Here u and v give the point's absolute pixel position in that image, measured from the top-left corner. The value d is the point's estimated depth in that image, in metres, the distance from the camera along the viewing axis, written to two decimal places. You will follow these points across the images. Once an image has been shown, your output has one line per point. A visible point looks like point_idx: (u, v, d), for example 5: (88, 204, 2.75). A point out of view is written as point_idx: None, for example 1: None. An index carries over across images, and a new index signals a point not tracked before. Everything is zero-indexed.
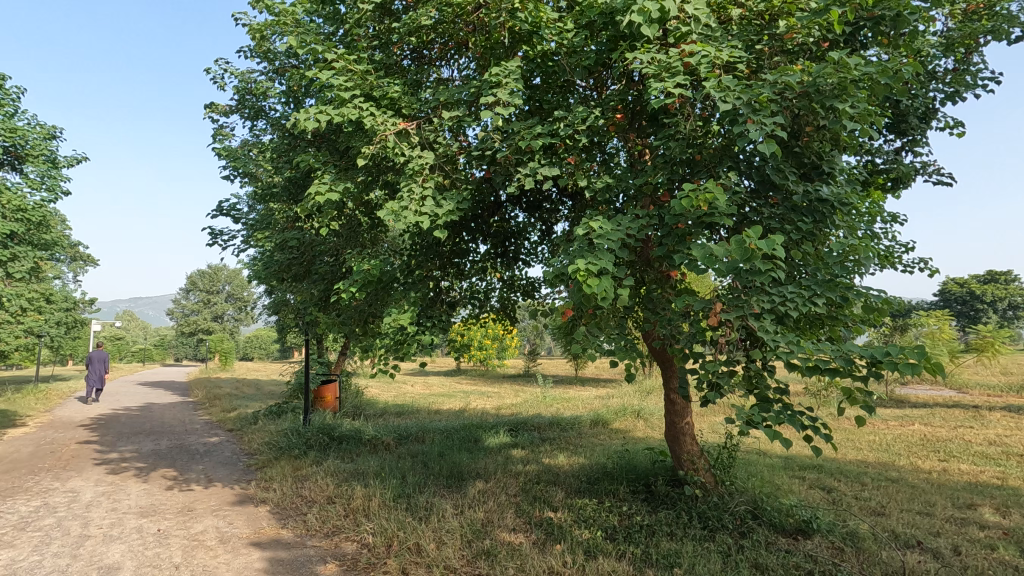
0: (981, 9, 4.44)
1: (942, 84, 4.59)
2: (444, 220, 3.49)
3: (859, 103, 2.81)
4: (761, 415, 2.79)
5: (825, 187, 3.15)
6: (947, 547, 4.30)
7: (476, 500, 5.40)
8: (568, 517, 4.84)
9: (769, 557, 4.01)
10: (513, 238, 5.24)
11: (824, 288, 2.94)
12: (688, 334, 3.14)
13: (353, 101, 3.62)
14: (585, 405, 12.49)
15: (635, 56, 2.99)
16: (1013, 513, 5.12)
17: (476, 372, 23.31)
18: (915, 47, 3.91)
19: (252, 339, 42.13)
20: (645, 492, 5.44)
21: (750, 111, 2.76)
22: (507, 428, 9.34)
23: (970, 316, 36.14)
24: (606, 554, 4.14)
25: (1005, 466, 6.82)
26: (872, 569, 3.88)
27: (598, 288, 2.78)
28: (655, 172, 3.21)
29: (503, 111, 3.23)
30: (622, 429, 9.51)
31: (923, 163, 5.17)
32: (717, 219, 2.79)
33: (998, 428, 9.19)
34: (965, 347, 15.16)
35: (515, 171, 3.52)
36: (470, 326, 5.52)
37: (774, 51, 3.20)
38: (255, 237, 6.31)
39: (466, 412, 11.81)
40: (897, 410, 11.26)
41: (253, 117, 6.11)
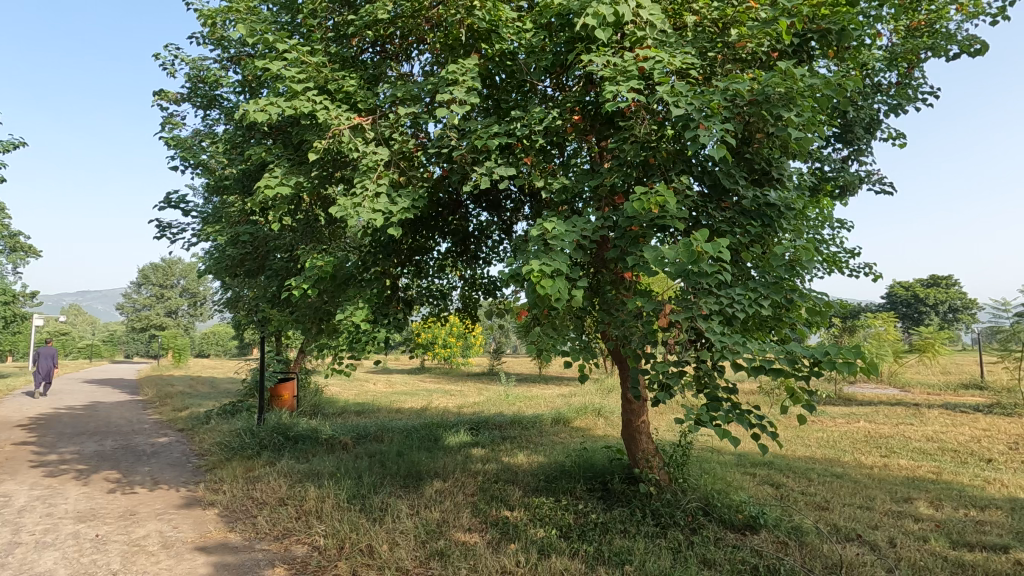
0: (923, 26, 4.62)
1: (886, 96, 4.79)
2: (399, 218, 3.43)
3: (805, 112, 2.90)
4: (710, 415, 2.84)
5: (773, 192, 3.24)
6: (884, 539, 4.51)
7: (433, 500, 5.37)
8: (524, 517, 4.84)
9: (717, 553, 4.13)
10: (475, 237, 5.19)
11: (770, 290, 3.03)
12: (640, 335, 3.18)
13: (306, 93, 3.54)
14: (547, 404, 12.56)
15: (591, 59, 3.00)
16: (945, 507, 5.39)
17: (440, 370, 23.17)
18: (860, 60, 4.10)
19: (209, 335, 40.80)
20: (601, 490, 5.51)
21: (702, 117, 2.80)
22: (468, 427, 9.31)
23: (913, 319, 38.01)
24: (560, 552, 4.18)
25: (940, 462, 7.18)
26: (813, 562, 4.03)
27: (552, 289, 2.78)
28: (611, 174, 3.24)
29: (459, 109, 3.20)
30: (583, 427, 9.60)
31: (867, 172, 5.39)
32: (668, 222, 2.83)
33: (935, 425, 9.70)
34: (909, 347, 15.92)
35: (471, 170, 3.49)
36: (428, 325, 5.50)
37: (726, 58, 3.26)
38: (206, 230, 6.08)
39: (427, 410, 11.74)
40: (845, 407, 11.76)
41: (206, 106, 5.88)
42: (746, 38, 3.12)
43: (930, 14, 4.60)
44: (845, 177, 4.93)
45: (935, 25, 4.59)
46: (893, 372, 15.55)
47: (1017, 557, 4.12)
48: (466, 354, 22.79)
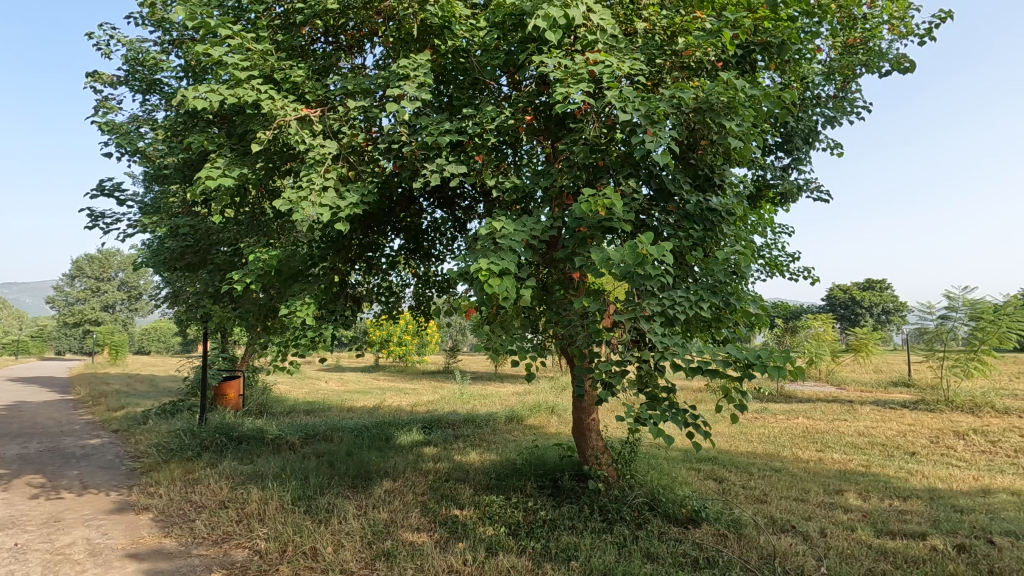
0: (858, 43, 4.83)
1: (824, 108, 5.01)
2: (347, 214, 3.36)
3: (744, 122, 3.03)
4: (649, 412, 2.93)
5: (715, 198, 3.35)
6: (816, 529, 4.74)
7: (382, 500, 5.30)
8: (473, 515, 4.84)
9: (660, 546, 4.24)
10: (428, 234, 5.14)
11: (709, 293, 3.14)
12: (586, 335, 3.24)
13: (250, 82, 3.41)
14: (501, 402, 12.56)
15: (543, 60, 3.01)
16: (872, 497, 5.73)
17: (395, 368, 22.82)
18: (800, 73, 4.28)
19: (149, 331, 38.90)
20: (551, 487, 5.56)
21: (649, 122, 2.87)
22: (421, 425, 9.23)
23: (850, 320, 40.12)
24: (507, 550, 4.21)
25: (869, 455, 7.62)
26: (750, 553, 4.19)
27: (500, 289, 2.79)
28: (561, 175, 3.28)
29: (410, 104, 3.16)
30: (536, 425, 9.66)
31: (806, 180, 5.63)
32: (614, 224, 2.89)
33: (866, 420, 10.28)
34: (846, 347, 16.82)
35: (421, 166, 3.46)
36: (379, 323, 5.43)
37: (673, 66, 3.34)
38: (143, 221, 5.77)
39: (379, 409, 11.53)
40: (786, 404, 12.32)
41: (144, 91, 5.58)
42: (693, 47, 3.20)
43: (865, 32, 4.81)
44: (784, 186, 5.10)
45: (869, 43, 4.80)
46: (831, 371, 16.34)
47: (933, 543, 4.42)
48: (421, 352, 22.48)
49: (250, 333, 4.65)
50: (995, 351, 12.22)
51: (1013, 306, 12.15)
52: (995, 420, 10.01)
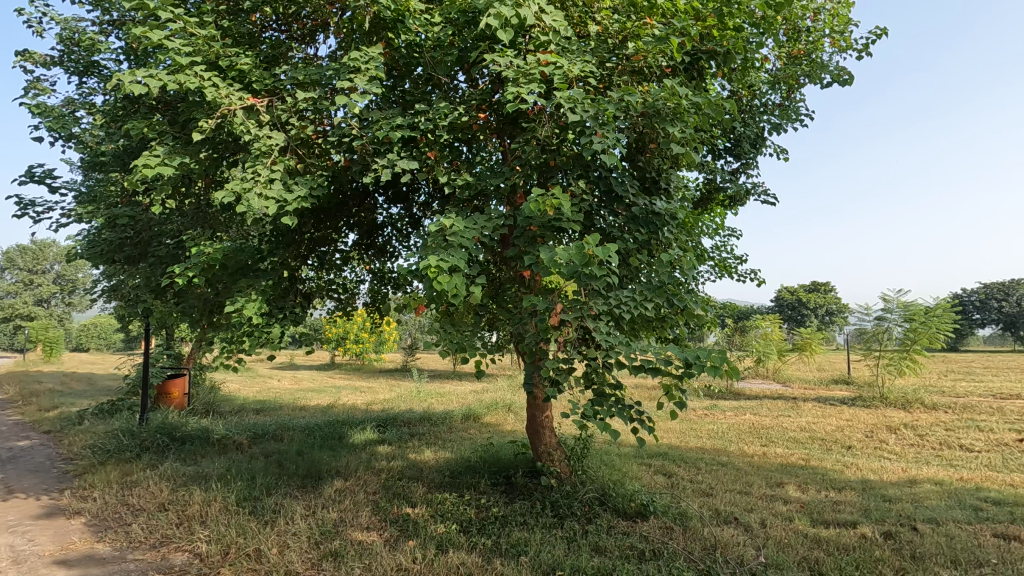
0: (803, 55, 4.99)
1: (771, 116, 5.21)
2: (294, 207, 3.28)
3: (687, 128, 3.14)
4: (594, 409, 3.00)
5: (661, 201, 3.46)
6: (756, 520, 4.94)
7: (331, 499, 5.21)
8: (425, 513, 4.82)
9: (609, 540, 4.33)
10: (383, 230, 5.08)
11: (653, 293, 3.24)
12: (534, 332, 3.29)
13: (192, 68, 3.29)
14: (458, 400, 12.51)
15: (494, 58, 3.03)
16: (810, 489, 6.01)
17: (351, 366, 22.37)
18: (748, 80, 4.44)
19: (88, 327, 36.87)
20: (504, 484, 5.58)
21: (598, 125, 2.94)
22: (376, 424, 9.11)
23: (797, 320, 41.89)
24: (458, 547, 4.21)
25: (809, 449, 7.99)
26: (693, 544, 4.33)
27: (448, 286, 2.79)
28: (512, 174, 3.31)
29: (360, 97, 3.12)
30: (492, 423, 9.67)
31: (754, 184, 5.83)
32: (562, 223, 2.94)
33: (808, 416, 10.76)
34: (791, 346, 17.55)
35: (372, 161, 3.42)
36: (331, 320, 5.34)
37: (623, 70, 3.42)
38: (78, 210, 5.47)
39: (333, 408, 11.29)
40: (734, 401, 12.76)
41: (80, 73, 5.28)
42: (642, 52, 3.30)
43: (809, 44, 4.98)
44: (733, 189, 5.25)
45: (812, 55, 4.96)
46: (777, 369, 16.99)
47: (863, 531, 4.67)
48: (378, 349, 22.11)
49: (193, 329, 4.49)
50: (925, 351, 12.98)
51: (942, 308, 12.94)
52: (924, 415, 10.65)
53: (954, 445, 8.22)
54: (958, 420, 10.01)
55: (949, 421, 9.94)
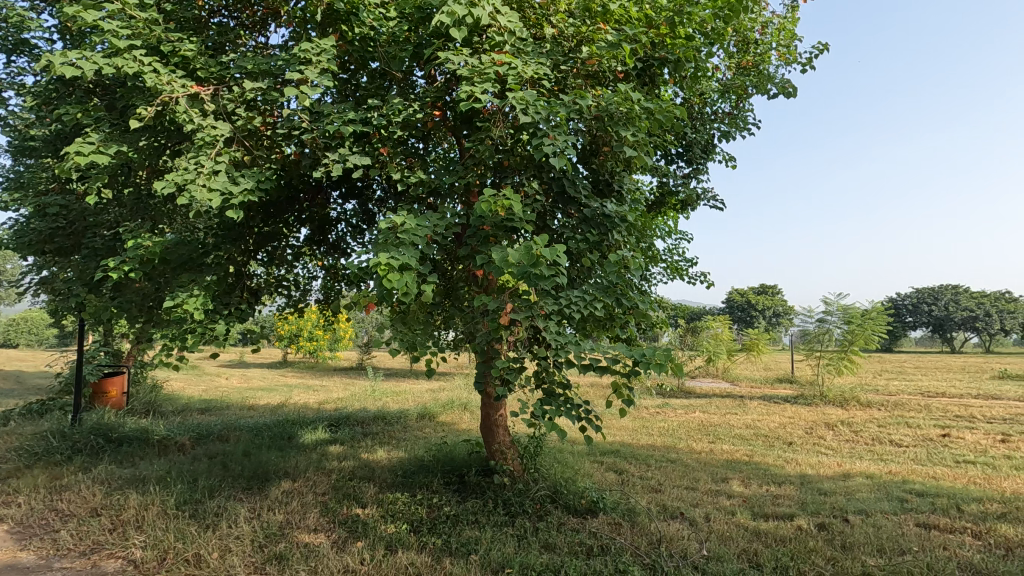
0: (751, 66, 5.17)
1: (720, 123, 5.38)
2: (239, 200, 3.17)
3: (638, 133, 3.22)
4: (544, 408, 3.04)
5: (612, 203, 3.53)
6: (701, 515, 5.11)
7: (278, 501, 5.08)
8: (375, 513, 4.75)
9: (558, 537, 4.39)
10: (336, 226, 4.99)
11: (603, 294, 3.30)
12: (485, 332, 3.30)
13: (131, 52, 3.13)
14: (414, 399, 12.40)
15: (448, 56, 3.02)
16: (753, 484, 6.26)
17: (304, 364, 21.82)
18: (698, 87, 4.57)
19: (17, 322, 34.57)
20: (457, 483, 5.56)
21: (551, 126, 2.97)
22: (328, 424, 8.92)
23: (746, 321, 43.51)
24: (407, 547, 4.18)
25: (753, 446, 8.32)
26: (640, 539, 4.44)
27: (398, 284, 2.76)
28: (465, 173, 3.32)
29: (310, 90, 3.05)
30: (448, 422, 9.63)
31: (704, 190, 6.01)
32: (514, 223, 2.96)
33: (754, 414, 11.20)
34: (740, 346, 18.20)
35: (323, 155, 3.35)
36: (281, 317, 5.20)
37: (577, 73, 3.47)
38: (4, 197, 5.12)
39: (283, 407, 10.98)
40: (685, 400, 13.15)
41: (8, 51, 4.96)
42: (595, 57, 3.35)
43: (757, 55, 5.15)
44: (684, 193, 5.39)
45: (760, 67, 5.17)
46: (726, 368, 17.60)
47: (799, 523, 4.90)
48: (333, 347, 21.67)
49: (131, 325, 4.28)
50: (862, 352, 13.72)
51: (877, 311, 13.71)
52: (859, 412, 11.24)
53: (885, 440, 8.72)
54: (889, 416, 10.63)
55: (881, 417, 10.54)
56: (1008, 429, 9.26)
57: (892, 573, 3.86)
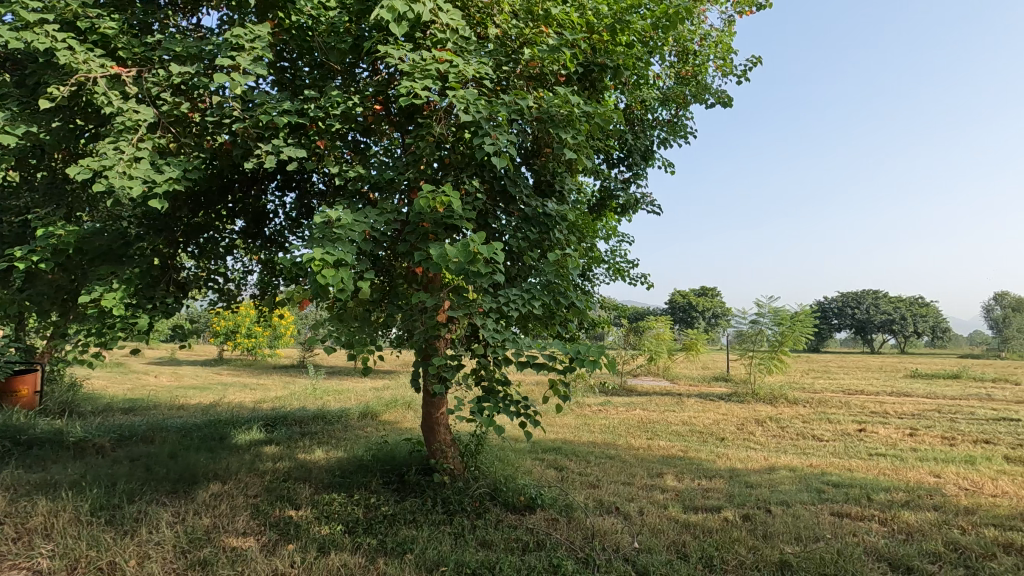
0: (690, 76, 5.36)
1: (660, 130, 5.55)
2: (163, 189, 3.01)
3: (578, 136, 3.28)
4: (481, 405, 3.05)
5: (552, 203, 3.57)
6: (635, 509, 5.27)
7: (206, 504, 4.88)
8: (309, 515, 4.64)
9: (495, 534, 4.42)
10: (272, 219, 4.81)
11: (542, 292, 3.34)
12: (423, 330, 3.28)
13: (43, 26, 2.92)
14: (357, 397, 12.16)
15: (389, 51, 2.98)
16: (686, 478, 6.52)
17: (241, 361, 20.94)
18: (640, 93, 4.70)
19: None
20: (396, 482, 5.49)
21: (491, 125, 2.98)
22: (263, 424, 8.61)
23: (686, 321, 45.18)
24: (341, 548, 4.11)
25: (688, 442, 8.65)
26: (575, 534, 4.53)
27: (333, 280, 2.70)
28: (405, 169, 3.28)
29: (242, 77, 2.93)
30: (390, 421, 9.49)
31: (643, 195, 6.18)
32: (452, 220, 2.95)
33: (690, 411, 11.64)
34: (680, 346, 18.87)
35: (255, 146, 3.23)
36: (213, 312, 4.99)
37: (519, 74, 3.50)
38: None
39: (216, 407, 10.52)
40: (626, 397, 13.53)
41: None
42: (538, 59, 3.39)
43: (695, 65, 5.35)
44: (624, 197, 5.52)
45: (698, 78, 5.36)
46: (666, 367, 18.23)
47: (726, 514, 5.14)
48: (273, 344, 20.96)
49: (42, 319, 3.99)
50: (791, 352, 14.51)
51: (805, 314, 14.52)
52: (786, 409, 11.90)
53: (808, 435, 9.27)
54: (812, 413, 11.30)
55: (806, 414, 11.19)
56: (916, 423, 10.05)
57: (806, 558, 4.12)
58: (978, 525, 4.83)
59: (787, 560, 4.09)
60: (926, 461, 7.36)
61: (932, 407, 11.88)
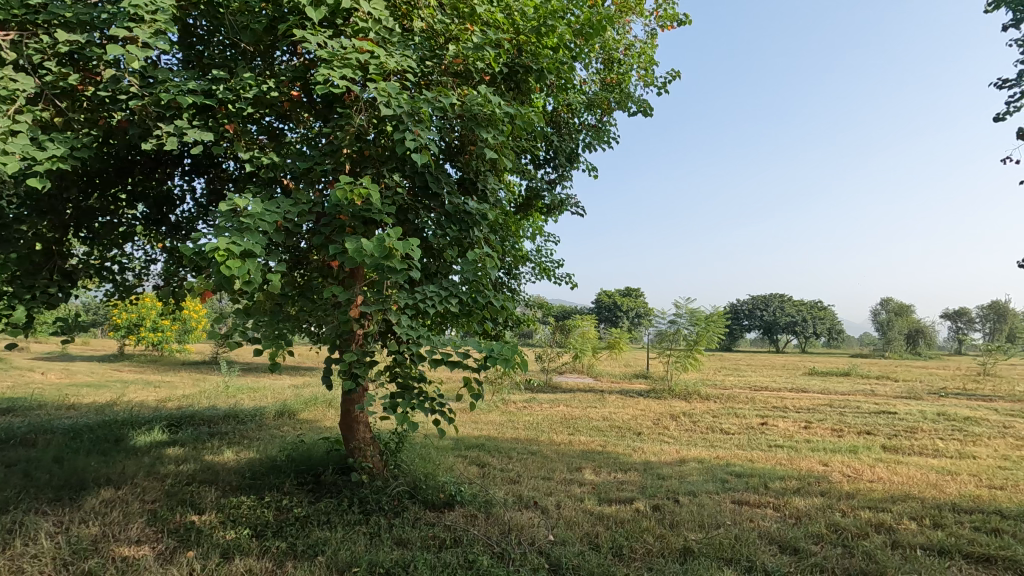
0: (615, 83, 5.54)
1: (586, 134, 5.69)
2: (45, 168, 2.73)
3: (500, 136, 3.31)
4: (393, 404, 3.00)
5: (473, 201, 3.58)
6: (553, 503, 5.40)
7: (95, 511, 4.49)
8: (213, 520, 4.39)
9: (412, 532, 4.38)
10: (179, 205, 4.46)
11: (460, 290, 3.35)
12: (336, 326, 3.19)
13: None
14: (274, 395, 11.62)
15: (306, 36, 2.87)
16: (602, 472, 6.76)
17: (145, 356, 19.42)
18: (566, 96, 4.80)
19: None
20: (311, 483, 5.30)
21: (412, 121, 2.95)
22: (166, 424, 8.03)
23: (611, 320, 46.76)
24: (247, 552, 3.93)
25: (606, 436, 8.97)
26: (493, 529, 4.58)
27: (239, 272, 2.56)
28: (322, 159, 3.18)
29: (141, 51, 2.71)
30: (309, 419, 9.15)
31: (568, 197, 6.31)
32: (370, 215, 2.88)
33: (611, 407, 12.07)
34: (604, 344, 19.49)
35: (155, 126, 3.01)
36: (107, 303, 4.63)
37: (442, 69, 3.49)
38: None
39: (112, 406, 9.70)
40: (551, 394, 13.81)
41: None
42: (462, 56, 3.39)
43: (620, 74, 5.54)
44: (549, 198, 5.62)
45: (622, 86, 5.56)
46: (590, 365, 18.79)
47: (637, 505, 5.38)
48: (182, 339, 19.60)
49: None
50: (704, 351, 15.37)
51: (718, 315, 15.37)
52: (699, 404, 12.63)
53: (717, 429, 9.86)
54: (721, 408, 12.05)
55: (716, 409, 11.93)
56: (810, 417, 10.96)
57: (707, 544, 4.40)
58: (856, 508, 5.35)
59: (690, 547, 4.35)
60: (817, 451, 8.05)
61: (824, 402, 13.01)
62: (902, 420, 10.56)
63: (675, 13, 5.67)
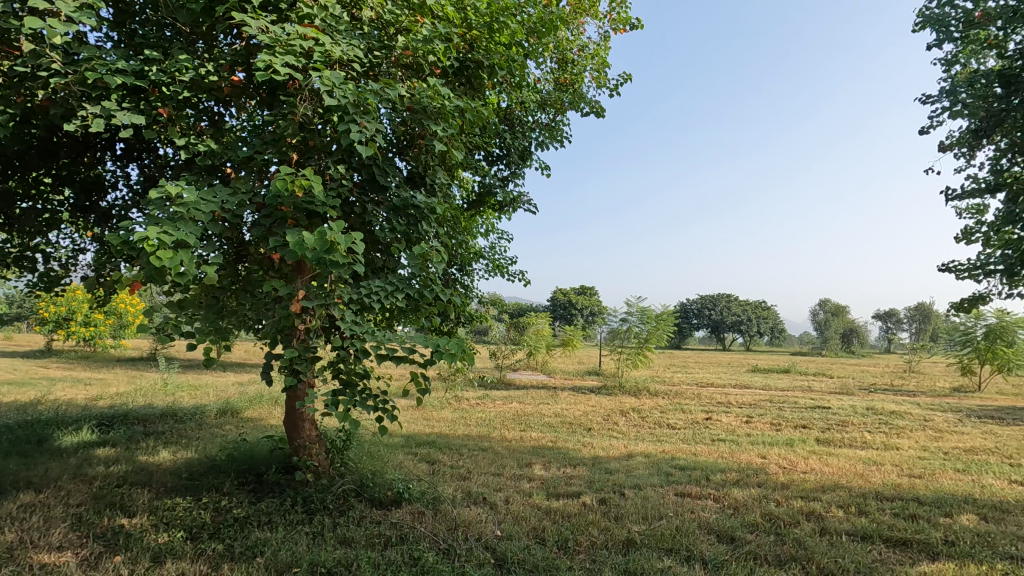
0: (568, 83, 5.60)
1: (539, 132, 5.73)
2: None
3: (448, 129, 3.29)
4: (335, 400, 2.94)
5: (421, 195, 3.55)
6: (502, 498, 5.43)
7: (12, 516, 4.21)
8: (145, 522, 4.19)
9: (356, 530, 4.31)
10: (111, 193, 4.22)
11: (406, 285, 3.31)
12: (276, 320, 3.10)
13: None
14: (217, 393, 11.17)
15: (247, 20, 2.76)
16: (552, 467, 6.84)
17: (74, 352, 18.29)
18: (519, 94, 4.82)
19: None
20: (253, 482, 5.13)
21: (357, 112, 2.89)
22: (97, 424, 7.59)
23: (566, 318, 47.34)
24: (180, 556, 3.77)
25: (557, 432, 9.08)
26: (440, 526, 4.56)
27: (171, 263, 2.45)
28: (263, 148, 3.08)
29: (64, 25, 2.54)
30: (253, 418, 8.84)
31: (521, 194, 6.33)
32: (312, 206, 2.81)
33: (563, 403, 12.22)
34: (558, 341, 19.71)
35: (81, 106, 2.83)
36: (29, 294, 4.34)
37: (391, 61, 3.44)
38: None
39: (37, 404, 9.10)
40: (505, 391, 13.86)
41: None
42: (411, 48, 3.35)
43: (573, 74, 5.60)
44: (502, 194, 5.62)
45: (575, 86, 5.62)
46: (544, 362, 18.96)
47: (584, 499, 5.48)
48: (117, 334, 18.56)
49: None
50: (654, 348, 15.77)
51: (668, 314, 15.77)
52: (647, 400, 12.96)
53: (664, 424, 10.14)
54: (669, 404, 12.41)
55: (664, 405, 12.26)
56: (751, 412, 11.43)
57: (649, 535, 4.52)
58: (789, 498, 5.61)
59: (633, 538, 4.46)
60: (756, 445, 8.40)
61: (765, 398, 13.58)
62: (835, 414, 11.16)
63: (627, 17, 5.79)
